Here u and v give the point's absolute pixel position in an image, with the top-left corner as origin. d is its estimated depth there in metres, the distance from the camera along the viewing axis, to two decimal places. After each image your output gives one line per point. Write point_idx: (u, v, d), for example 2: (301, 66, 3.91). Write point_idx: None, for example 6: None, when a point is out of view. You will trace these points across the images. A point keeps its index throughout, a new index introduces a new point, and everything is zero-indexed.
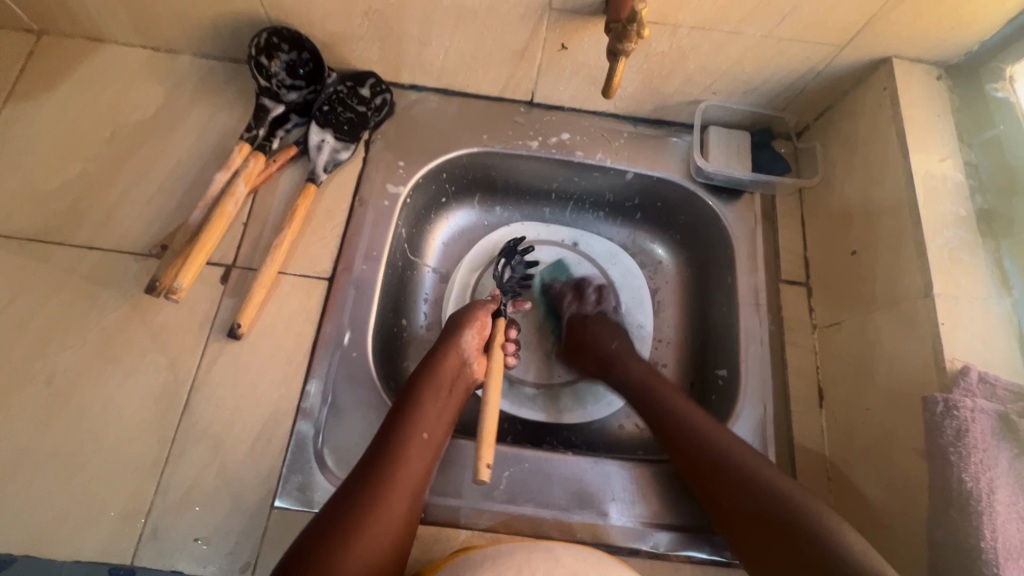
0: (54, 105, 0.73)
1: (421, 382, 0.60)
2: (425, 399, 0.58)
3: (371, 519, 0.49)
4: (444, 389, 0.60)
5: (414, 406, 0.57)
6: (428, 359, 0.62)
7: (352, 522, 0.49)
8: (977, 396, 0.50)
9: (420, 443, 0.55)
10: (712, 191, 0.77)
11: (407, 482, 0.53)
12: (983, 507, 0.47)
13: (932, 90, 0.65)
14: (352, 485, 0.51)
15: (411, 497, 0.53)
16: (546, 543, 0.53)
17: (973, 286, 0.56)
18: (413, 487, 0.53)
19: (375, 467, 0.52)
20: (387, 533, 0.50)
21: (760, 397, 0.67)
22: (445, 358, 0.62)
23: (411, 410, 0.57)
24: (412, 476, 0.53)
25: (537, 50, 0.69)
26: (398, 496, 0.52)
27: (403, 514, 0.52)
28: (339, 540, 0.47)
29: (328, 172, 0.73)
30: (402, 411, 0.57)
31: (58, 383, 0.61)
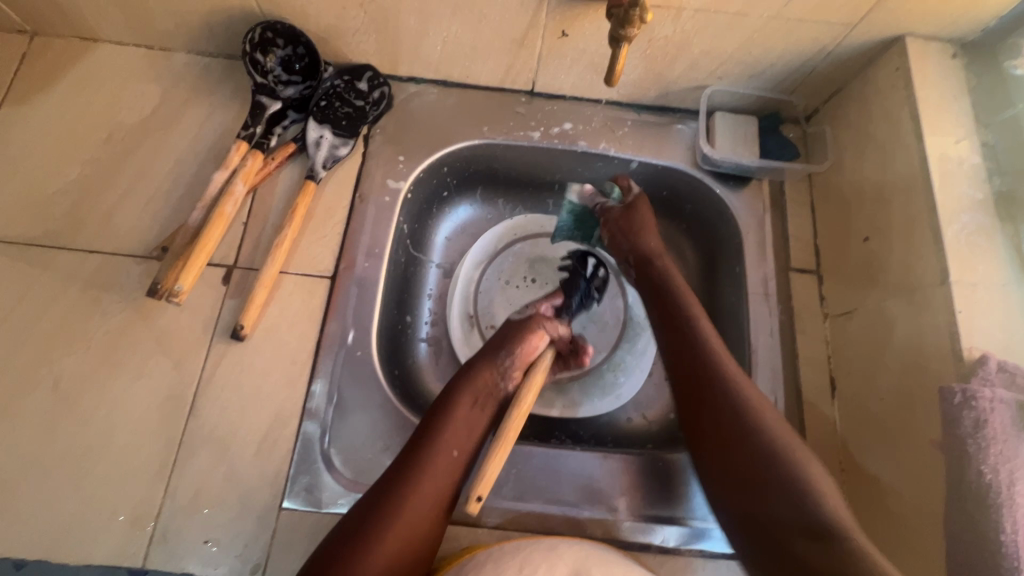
0: (50, 107, 0.72)
1: (455, 397, 0.59)
2: (457, 413, 0.58)
3: (388, 535, 0.49)
4: (475, 406, 0.59)
5: (447, 420, 0.57)
6: (465, 372, 0.62)
7: (371, 537, 0.49)
8: (996, 386, 0.49)
9: (447, 461, 0.55)
10: (719, 178, 0.75)
11: (430, 498, 0.53)
12: (1004, 500, 0.46)
13: (947, 68, 0.62)
14: (374, 497, 0.52)
15: (431, 518, 0.52)
16: (551, 540, 0.54)
17: (991, 272, 0.54)
18: (436, 507, 0.53)
19: (399, 480, 0.52)
20: (404, 551, 0.50)
21: (771, 390, 0.65)
22: (482, 376, 0.61)
23: (442, 424, 0.57)
24: (434, 494, 0.53)
25: (537, 38, 0.68)
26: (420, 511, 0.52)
27: (422, 531, 0.51)
28: (356, 553, 0.48)
29: (327, 169, 0.72)
30: (432, 425, 0.57)
31: (63, 389, 0.61)
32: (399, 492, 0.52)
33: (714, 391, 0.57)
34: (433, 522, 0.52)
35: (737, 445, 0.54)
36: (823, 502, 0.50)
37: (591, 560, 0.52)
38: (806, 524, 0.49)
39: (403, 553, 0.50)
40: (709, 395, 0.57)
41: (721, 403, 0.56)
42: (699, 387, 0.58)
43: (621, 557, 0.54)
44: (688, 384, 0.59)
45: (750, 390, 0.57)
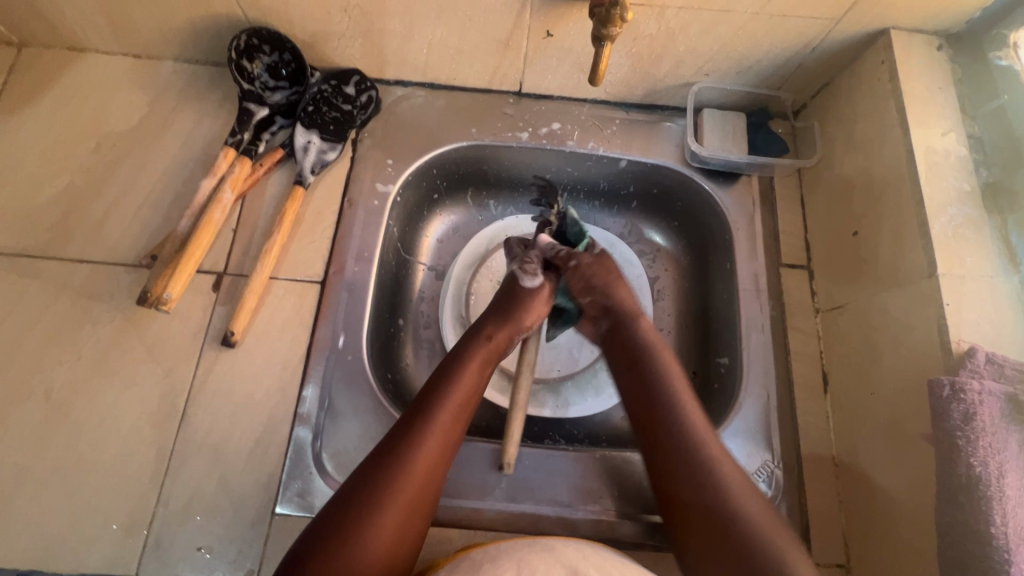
0: (38, 118, 0.73)
1: (457, 364, 0.59)
2: (461, 379, 0.58)
3: (395, 500, 0.49)
4: (479, 371, 0.60)
5: (449, 384, 0.57)
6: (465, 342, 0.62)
7: (382, 485, 0.49)
8: (985, 377, 0.49)
9: (450, 424, 0.55)
10: (708, 174, 0.75)
11: (434, 463, 0.52)
12: (993, 492, 0.46)
13: (933, 62, 0.62)
14: (373, 464, 0.51)
15: (440, 466, 0.53)
16: (545, 541, 0.54)
17: (979, 263, 0.54)
18: (439, 470, 0.53)
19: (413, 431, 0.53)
20: (408, 518, 0.49)
21: (763, 386, 0.66)
22: (484, 343, 0.62)
23: (441, 388, 0.57)
24: (447, 444, 0.54)
25: (523, 38, 0.67)
26: (430, 460, 0.52)
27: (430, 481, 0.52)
28: (361, 519, 0.47)
29: (315, 173, 0.72)
30: (434, 390, 0.56)
31: (55, 398, 0.61)
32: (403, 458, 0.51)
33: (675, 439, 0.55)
34: (433, 487, 0.52)
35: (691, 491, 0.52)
36: (768, 537, 0.47)
37: (585, 562, 0.50)
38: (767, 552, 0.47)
39: (407, 522, 0.49)
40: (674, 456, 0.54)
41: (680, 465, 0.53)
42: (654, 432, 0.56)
43: (614, 555, 0.53)
44: (647, 432, 0.57)
45: (710, 438, 0.55)
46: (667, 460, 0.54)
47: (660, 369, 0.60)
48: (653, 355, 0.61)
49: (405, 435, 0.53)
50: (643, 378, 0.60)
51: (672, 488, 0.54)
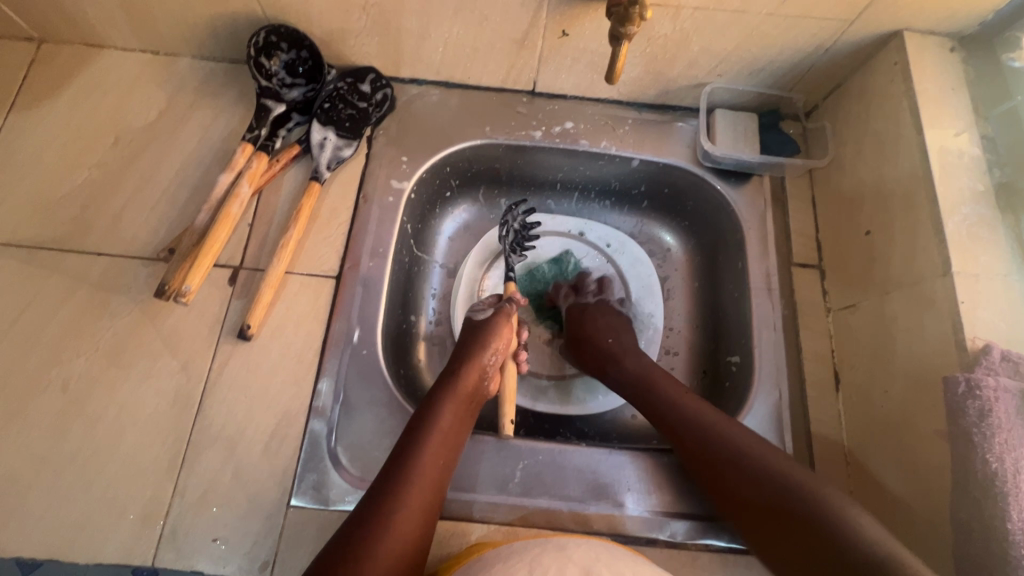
0: (57, 113, 0.73)
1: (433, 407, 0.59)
2: (441, 421, 0.57)
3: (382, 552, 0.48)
4: (459, 411, 0.59)
5: (425, 429, 0.56)
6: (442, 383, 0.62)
7: (374, 530, 0.49)
8: (1000, 375, 0.49)
9: (433, 470, 0.54)
10: (720, 174, 0.75)
11: (416, 513, 0.51)
12: (1009, 488, 0.46)
13: (945, 63, 0.63)
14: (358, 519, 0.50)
15: (427, 508, 0.53)
16: (559, 540, 0.54)
17: (992, 262, 0.54)
18: (424, 521, 0.52)
19: (395, 477, 0.53)
20: (399, 569, 0.48)
21: (775, 384, 0.66)
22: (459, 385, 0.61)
23: (418, 433, 0.56)
24: (428, 485, 0.53)
25: (538, 38, 0.68)
26: (416, 504, 0.52)
27: (417, 523, 0.51)
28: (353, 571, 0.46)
29: (331, 170, 0.72)
30: (414, 438, 0.56)
31: (72, 390, 0.61)
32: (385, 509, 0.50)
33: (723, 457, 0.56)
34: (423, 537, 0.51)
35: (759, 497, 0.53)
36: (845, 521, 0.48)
37: (598, 562, 0.50)
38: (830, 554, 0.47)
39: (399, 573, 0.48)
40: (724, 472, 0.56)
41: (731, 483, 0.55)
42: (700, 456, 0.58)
43: (628, 553, 0.54)
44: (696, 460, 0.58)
45: (752, 447, 0.56)
46: (723, 477, 0.56)
47: (675, 403, 0.62)
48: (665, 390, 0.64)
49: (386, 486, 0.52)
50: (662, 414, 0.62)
51: (738, 496, 0.54)
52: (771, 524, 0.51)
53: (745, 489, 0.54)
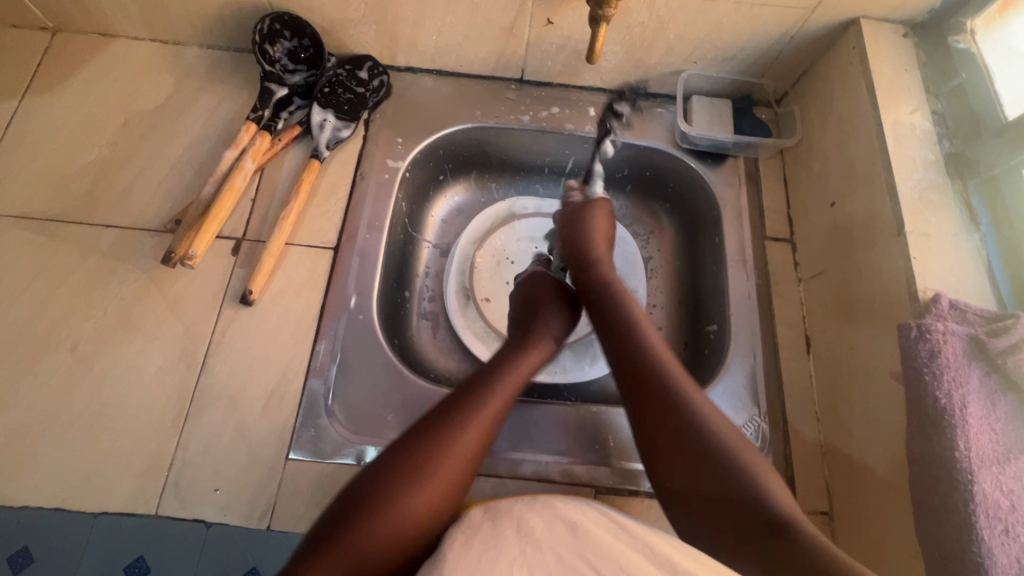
0: (70, 96, 0.77)
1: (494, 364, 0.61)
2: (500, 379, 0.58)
3: (428, 478, 0.49)
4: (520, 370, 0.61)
5: (483, 382, 0.58)
6: (504, 348, 0.65)
7: (398, 479, 0.49)
8: (949, 321, 0.53)
9: (485, 417, 0.54)
10: (697, 155, 0.80)
11: (449, 476, 0.50)
12: (956, 420, 0.49)
13: (898, 47, 0.68)
14: (395, 448, 0.51)
15: (464, 465, 0.52)
16: (545, 498, 0.51)
17: (941, 223, 0.59)
18: (473, 458, 0.52)
19: (432, 428, 0.52)
20: (422, 524, 0.48)
21: (750, 348, 0.70)
22: (522, 348, 0.64)
23: (482, 385, 0.57)
24: (472, 440, 0.53)
25: (525, 26, 0.73)
26: (451, 456, 0.51)
27: (455, 473, 0.51)
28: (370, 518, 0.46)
29: (330, 149, 0.77)
30: (475, 385, 0.57)
31: (81, 350, 0.65)
32: (429, 443, 0.51)
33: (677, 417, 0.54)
34: (459, 479, 0.51)
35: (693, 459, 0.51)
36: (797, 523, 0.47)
37: (584, 515, 0.49)
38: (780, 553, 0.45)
39: (429, 509, 0.49)
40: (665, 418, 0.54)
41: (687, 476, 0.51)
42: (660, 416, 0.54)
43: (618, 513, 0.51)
44: (637, 399, 0.56)
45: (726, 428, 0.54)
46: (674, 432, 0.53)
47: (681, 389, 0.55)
48: (669, 364, 0.57)
49: (426, 434, 0.52)
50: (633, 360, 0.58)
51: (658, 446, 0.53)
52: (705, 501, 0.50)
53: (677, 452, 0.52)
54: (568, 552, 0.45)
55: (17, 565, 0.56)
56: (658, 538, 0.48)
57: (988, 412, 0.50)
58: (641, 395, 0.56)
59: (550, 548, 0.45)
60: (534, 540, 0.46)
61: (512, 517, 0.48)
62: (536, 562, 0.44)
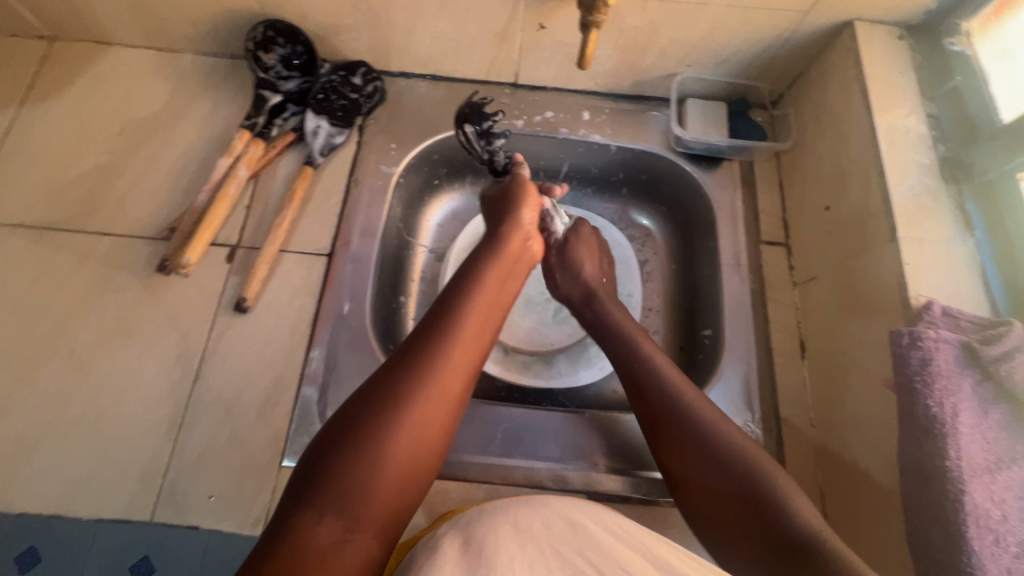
0: (66, 104, 0.78)
1: (459, 297, 0.55)
2: (483, 284, 0.57)
3: (419, 406, 0.47)
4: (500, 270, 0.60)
5: (454, 315, 0.53)
6: (475, 262, 0.60)
7: (389, 405, 0.46)
8: (941, 328, 0.53)
9: (464, 357, 0.51)
10: (692, 159, 0.80)
11: (440, 403, 0.48)
12: (947, 429, 0.49)
13: (893, 49, 0.68)
14: (375, 395, 0.47)
15: (454, 395, 0.49)
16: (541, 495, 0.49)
17: (936, 228, 0.58)
18: (461, 388, 0.50)
19: (421, 354, 0.49)
20: (414, 454, 0.46)
21: (744, 353, 0.70)
22: (499, 274, 0.60)
23: (451, 319, 0.52)
24: (459, 369, 0.50)
25: (517, 31, 0.73)
26: (443, 383, 0.48)
27: (446, 400, 0.48)
28: (365, 446, 0.44)
29: (324, 156, 0.77)
30: (441, 324, 0.52)
31: (77, 358, 0.65)
32: (404, 392, 0.47)
33: (674, 416, 0.56)
34: (444, 430, 0.49)
35: (697, 455, 0.53)
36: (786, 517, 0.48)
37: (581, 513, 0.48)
38: (773, 544, 0.47)
39: (416, 465, 0.46)
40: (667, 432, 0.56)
41: (691, 477, 0.53)
42: (660, 419, 0.57)
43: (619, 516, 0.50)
44: (645, 402, 0.59)
45: (718, 419, 0.55)
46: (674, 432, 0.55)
47: (679, 389, 0.58)
48: (665, 372, 0.60)
49: (416, 360, 0.49)
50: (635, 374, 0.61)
51: (670, 442, 0.56)
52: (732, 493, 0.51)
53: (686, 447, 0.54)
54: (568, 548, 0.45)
55: (24, 565, 0.57)
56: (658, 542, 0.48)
57: (980, 420, 0.50)
58: (653, 420, 0.58)
59: (550, 546, 0.45)
60: (533, 538, 0.45)
61: (508, 514, 0.47)
62: (535, 560, 0.43)
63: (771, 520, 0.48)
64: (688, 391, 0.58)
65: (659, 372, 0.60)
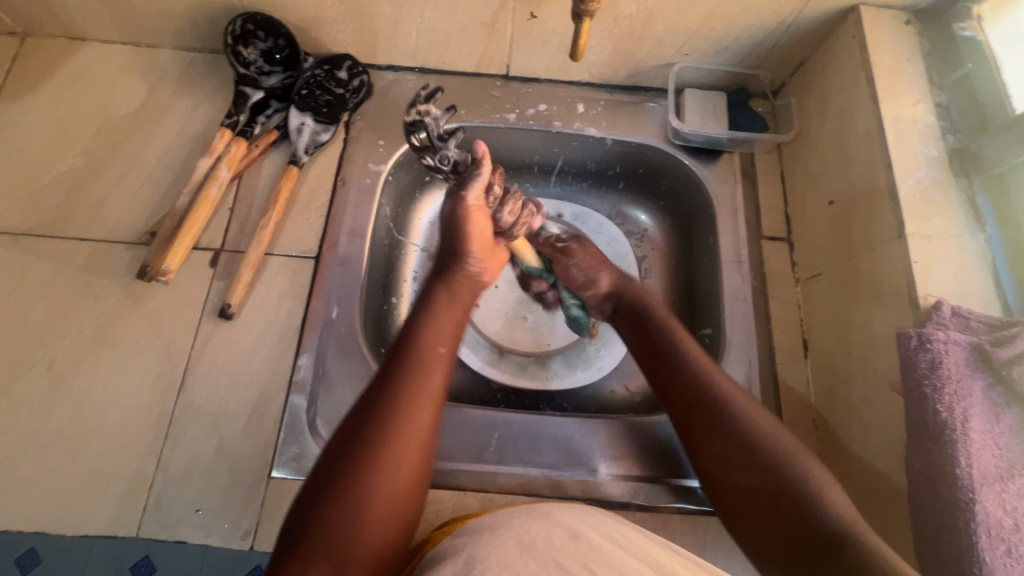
0: (41, 104, 0.75)
1: (414, 331, 0.55)
2: (438, 313, 0.57)
3: (393, 444, 0.46)
4: (454, 299, 0.60)
5: (414, 345, 0.53)
6: (427, 296, 0.60)
7: (361, 450, 0.46)
8: (951, 329, 0.51)
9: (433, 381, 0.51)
10: (690, 151, 0.77)
11: (416, 435, 0.48)
12: (958, 435, 0.47)
13: (900, 35, 0.65)
14: (342, 444, 0.46)
15: (426, 426, 0.49)
16: (543, 507, 0.50)
17: (945, 224, 0.56)
18: (433, 419, 0.50)
19: (385, 394, 0.49)
20: (397, 493, 0.45)
21: (746, 353, 0.68)
22: (451, 303, 0.59)
23: (413, 350, 0.53)
24: (429, 400, 0.50)
25: (508, 21, 0.70)
26: (413, 418, 0.48)
27: (419, 433, 0.48)
28: (342, 496, 0.43)
29: (309, 154, 0.74)
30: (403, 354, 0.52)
31: (58, 369, 0.63)
32: (377, 427, 0.47)
33: (714, 422, 0.53)
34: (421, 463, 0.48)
35: (738, 456, 0.51)
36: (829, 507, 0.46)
37: (586, 526, 0.47)
38: (816, 541, 0.45)
39: (403, 493, 0.46)
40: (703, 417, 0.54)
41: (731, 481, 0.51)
42: (697, 415, 0.55)
43: (627, 525, 0.50)
44: (678, 401, 0.56)
45: (755, 416, 0.53)
46: (707, 436, 0.53)
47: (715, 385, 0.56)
48: (701, 363, 0.58)
49: (380, 401, 0.48)
50: (666, 356, 0.59)
51: (703, 442, 0.54)
52: (758, 502, 0.49)
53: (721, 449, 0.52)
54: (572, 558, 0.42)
55: (24, 567, 0.56)
56: (664, 550, 0.47)
57: (992, 425, 0.48)
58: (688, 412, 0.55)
59: (551, 557, 0.43)
60: (535, 551, 0.43)
61: (512, 531, 0.45)
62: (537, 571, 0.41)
63: (810, 518, 0.46)
64: (725, 383, 0.56)
65: (679, 373, 0.58)
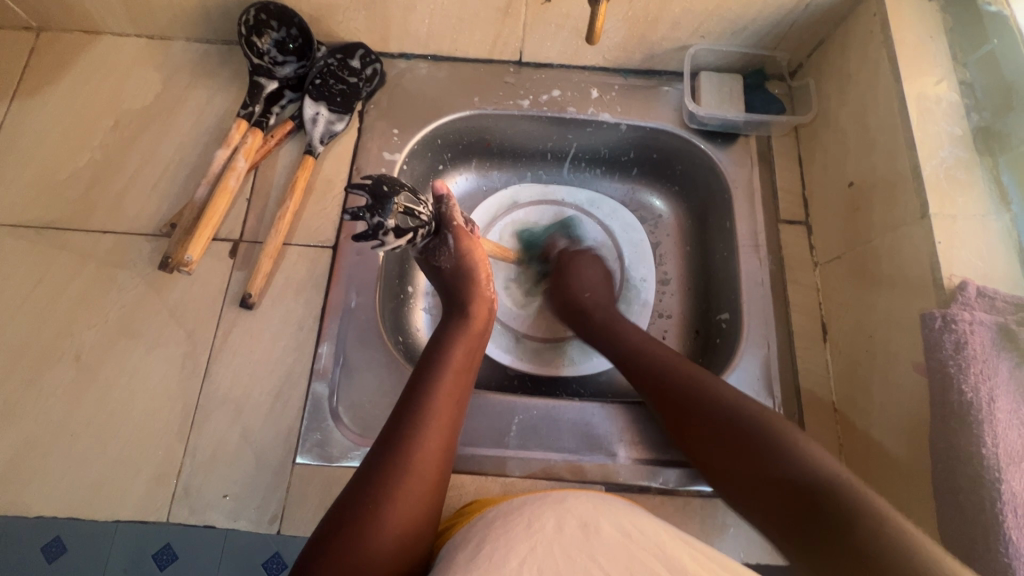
0: (58, 98, 0.76)
1: (428, 376, 0.55)
2: (451, 357, 0.58)
3: (402, 491, 0.47)
4: (468, 346, 0.60)
5: (427, 389, 0.54)
6: (439, 339, 0.60)
7: (374, 500, 0.47)
8: (977, 310, 0.50)
9: (439, 440, 0.51)
10: (707, 136, 0.76)
11: (424, 485, 0.49)
12: (983, 416, 0.47)
13: (922, 12, 0.63)
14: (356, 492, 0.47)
15: (435, 473, 0.50)
16: (559, 494, 0.50)
17: (969, 203, 0.55)
18: (442, 469, 0.51)
19: (396, 442, 0.50)
20: (405, 539, 0.46)
21: (764, 337, 0.68)
22: (462, 344, 0.60)
23: (425, 394, 0.53)
24: (437, 451, 0.51)
25: (521, 6, 0.69)
26: (423, 467, 0.49)
27: (428, 481, 0.49)
28: (353, 540, 0.45)
29: (324, 144, 0.74)
30: (415, 401, 0.53)
31: (85, 360, 0.64)
32: (389, 475, 0.48)
33: (713, 426, 0.54)
34: (429, 508, 0.49)
35: (744, 460, 0.50)
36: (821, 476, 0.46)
37: (599, 515, 0.47)
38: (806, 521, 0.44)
39: (408, 543, 0.46)
40: (692, 428, 0.56)
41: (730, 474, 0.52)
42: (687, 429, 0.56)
43: (645, 513, 0.50)
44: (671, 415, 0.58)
45: (750, 415, 0.53)
46: (703, 450, 0.54)
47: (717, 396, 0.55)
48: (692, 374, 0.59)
49: (392, 450, 0.49)
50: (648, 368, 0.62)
51: (706, 457, 0.54)
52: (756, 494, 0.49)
53: (722, 453, 0.52)
54: (575, 546, 0.43)
55: (60, 550, 0.58)
56: (671, 534, 0.48)
57: (1018, 404, 0.48)
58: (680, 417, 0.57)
59: (559, 545, 0.43)
60: (543, 536, 0.44)
61: (523, 518, 0.46)
62: (543, 558, 0.42)
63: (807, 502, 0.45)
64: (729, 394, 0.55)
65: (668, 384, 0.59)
